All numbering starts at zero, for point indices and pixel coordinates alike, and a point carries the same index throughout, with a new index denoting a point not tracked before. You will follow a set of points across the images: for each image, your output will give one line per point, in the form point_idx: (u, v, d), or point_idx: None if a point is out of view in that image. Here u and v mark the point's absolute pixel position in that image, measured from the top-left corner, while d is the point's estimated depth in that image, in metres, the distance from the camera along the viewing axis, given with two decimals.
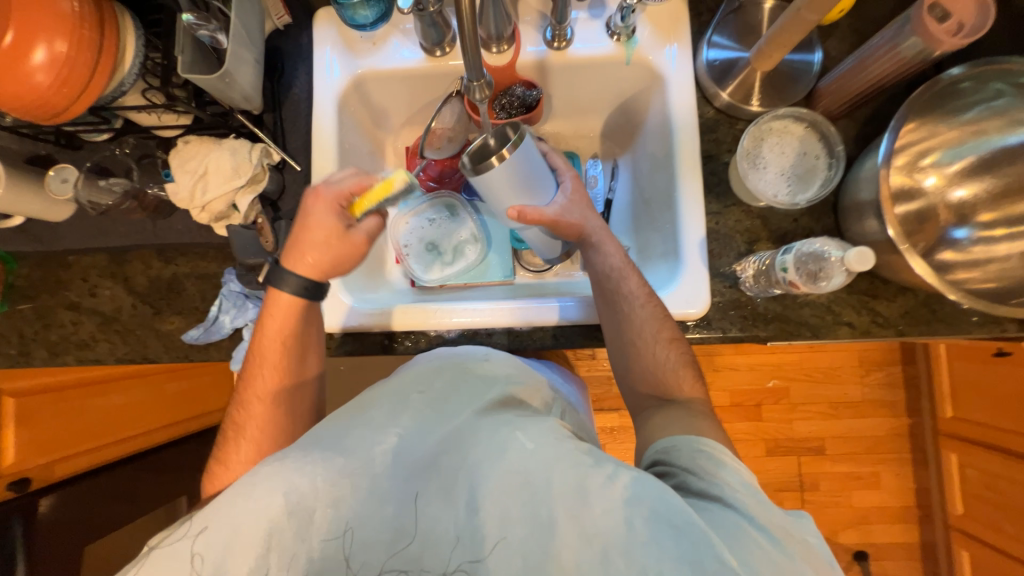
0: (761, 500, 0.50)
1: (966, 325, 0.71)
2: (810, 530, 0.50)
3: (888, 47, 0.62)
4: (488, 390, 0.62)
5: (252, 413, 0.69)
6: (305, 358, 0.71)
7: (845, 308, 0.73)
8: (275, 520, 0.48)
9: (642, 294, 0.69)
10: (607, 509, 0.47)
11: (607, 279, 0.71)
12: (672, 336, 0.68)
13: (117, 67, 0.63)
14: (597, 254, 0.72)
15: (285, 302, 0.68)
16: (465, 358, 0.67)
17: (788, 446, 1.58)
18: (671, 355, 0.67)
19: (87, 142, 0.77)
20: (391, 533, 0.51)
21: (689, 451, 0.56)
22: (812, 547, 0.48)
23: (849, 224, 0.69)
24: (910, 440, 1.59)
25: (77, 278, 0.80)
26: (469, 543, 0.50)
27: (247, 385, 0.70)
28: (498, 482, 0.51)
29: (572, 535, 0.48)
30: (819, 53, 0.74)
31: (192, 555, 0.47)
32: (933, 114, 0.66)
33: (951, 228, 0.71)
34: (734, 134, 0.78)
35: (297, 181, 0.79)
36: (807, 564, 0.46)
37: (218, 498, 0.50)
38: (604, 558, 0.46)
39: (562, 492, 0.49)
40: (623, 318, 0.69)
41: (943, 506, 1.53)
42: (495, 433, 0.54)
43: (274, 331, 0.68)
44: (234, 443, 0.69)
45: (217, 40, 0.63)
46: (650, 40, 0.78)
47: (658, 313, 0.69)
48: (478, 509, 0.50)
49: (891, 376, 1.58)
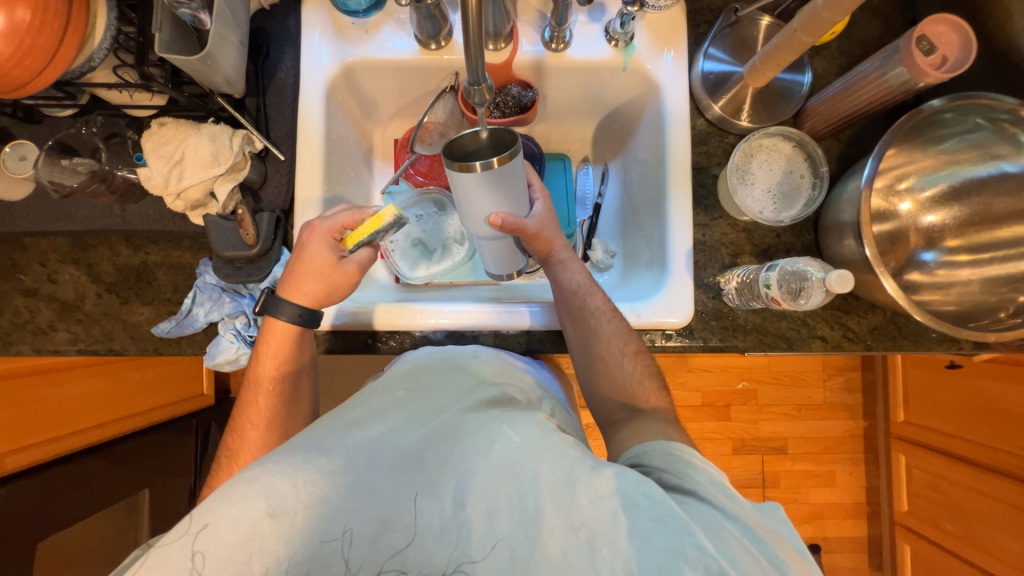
0: (732, 494, 0.51)
1: (927, 342, 0.76)
2: (776, 519, 0.52)
3: (876, 74, 0.64)
4: (477, 391, 0.63)
5: (246, 440, 0.68)
6: (299, 380, 0.71)
7: (819, 322, 0.76)
8: (255, 524, 0.47)
9: (607, 310, 0.72)
10: (592, 499, 0.48)
11: (574, 295, 0.72)
12: (637, 349, 0.70)
13: (87, 39, 0.58)
14: (564, 271, 0.73)
15: (281, 327, 0.68)
16: (457, 357, 0.69)
17: (753, 445, 1.65)
18: (637, 368, 0.69)
19: (49, 117, 0.72)
20: (376, 528, 0.49)
21: (662, 452, 0.56)
22: (780, 535, 0.50)
23: (829, 242, 0.72)
24: (864, 441, 1.68)
25: (35, 261, 0.74)
26: (457, 541, 0.48)
27: (240, 413, 0.69)
28: (486, 476, 0.51)
29: (559, 526, 0.48)
30: (808, 74, 0.76)
31: (192, 554, 0.46)
32: (912, 142, 0.69)
33: (920, 251, 0.75)
34: (724, 148, 0.79)
35: (280, 172, 0.75)
36: (779, 552, 0.48)
37: (210, 496, 0.48)
38: (591, 547, 0.47)
39: (550, 485, 0.49)
40: (590, 333, 0.70)
41: (890, 503, 1.63)
42: (478, 430, 0.56)
43: (270, 357, 0.69)
44: (226, 469, 0.66)
45: (199, 19, 0.58)
46: (648, 48, 0.78)
47: (623, 327, 0.71)
48: (465, 504, 0.50)
49: (850, 381, 1.67)
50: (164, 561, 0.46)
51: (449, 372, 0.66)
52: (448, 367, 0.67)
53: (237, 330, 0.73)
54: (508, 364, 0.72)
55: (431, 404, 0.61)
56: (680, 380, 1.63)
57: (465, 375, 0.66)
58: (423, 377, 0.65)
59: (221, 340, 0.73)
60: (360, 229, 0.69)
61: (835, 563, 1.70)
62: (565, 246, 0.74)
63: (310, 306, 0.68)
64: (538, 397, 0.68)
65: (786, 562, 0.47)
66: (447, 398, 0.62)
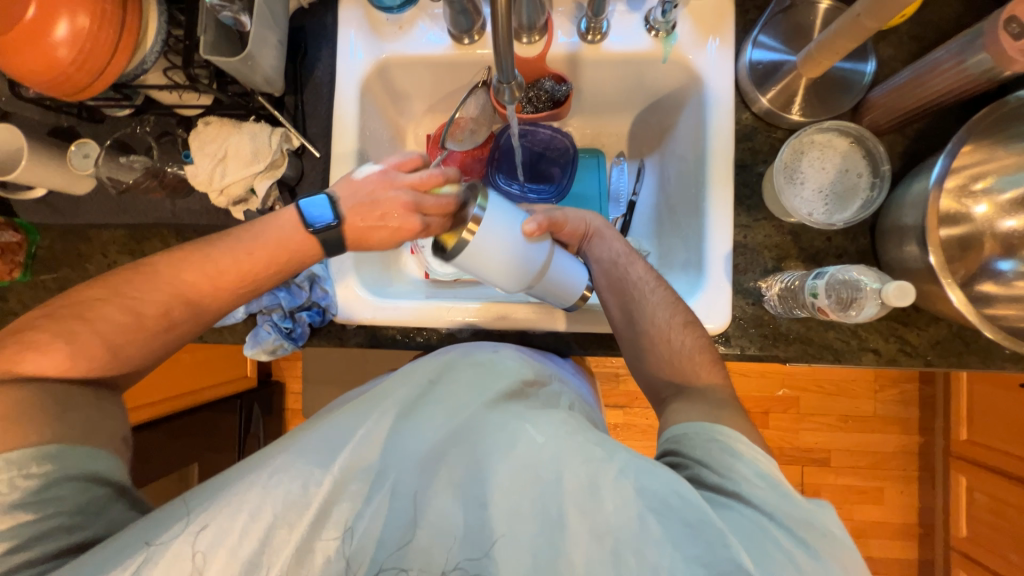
0: (781, 491, 0.49)
1: (999, 359, 0.68)
2: (834, 521, 0.48)
3: (953, 61, 0.58)
4: (497, 379, 0.62)
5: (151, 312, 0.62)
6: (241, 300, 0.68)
7: (872, 333, 0.70)
8: (270, 516, 0.50)
9: (652, 279, 0.70)
10: (619, 506, 0.50)
11: (614, 266, 0.72)
12: (685, 320, 0.66)
13: (140, 43, 0.61)
14: (602, 244, 0.74)
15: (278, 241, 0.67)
16: (477, 352, 0.67)
17: (792, 456, 1.57)
18: (687, 339, 0.65)
19: (109, 117, 0.77)
20: (406, 528, 0.53)
21: (703, 438, 0.54)
22: (838, 540, 0.47)
23: (888, 247, 0.66)
24: (919, 459, 1.56)
25: (98, 252, 0.80)
26: (477, 541, 0.51)
27: (161, 279, 0.63)
28: (507, 477, 0.53)
29: (584, 533, 0.50)
30: (872, 63, 0.69)
31: (194, 555, 0.48)
32: (994, 137, 0.62)
33: (996, 260, 0.67)
34: (771, 144, 0.74)
35: (316, 168, 0.78)
36: (830, 561, 0.45)
37: (209, 496, 0.51)
38: (616, 557, 0.48)
39: (574, 490, 0.51)
40: (633, 303, 0.68)
41: (945, 526, 1.51)
42: (503, 425, 0.57)
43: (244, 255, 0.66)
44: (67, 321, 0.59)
45: (240, 21, 0.61)
46: (690, 37, 0.74)
47: (670, 297, 0.68)
48: (487, 505, 0.52)
49: (906, 393, 1.55)
50: (162, 562, 0.47)
51: (471, 367, 0.64)
52: (470, 363, 0.65)
53: (274, 322, 0.75)
54: (526, 356, 0.69)
55: (467, 394, 0.61)
56: None
57: (487, 371, 0.64)
58: (442, 366, 0.65)
59: (261, 330, 0.76)
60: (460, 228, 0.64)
61: None
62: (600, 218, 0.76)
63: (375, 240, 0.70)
64: (557, 392, 0.65)
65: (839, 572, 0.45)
66: (472, 391, 0.62)
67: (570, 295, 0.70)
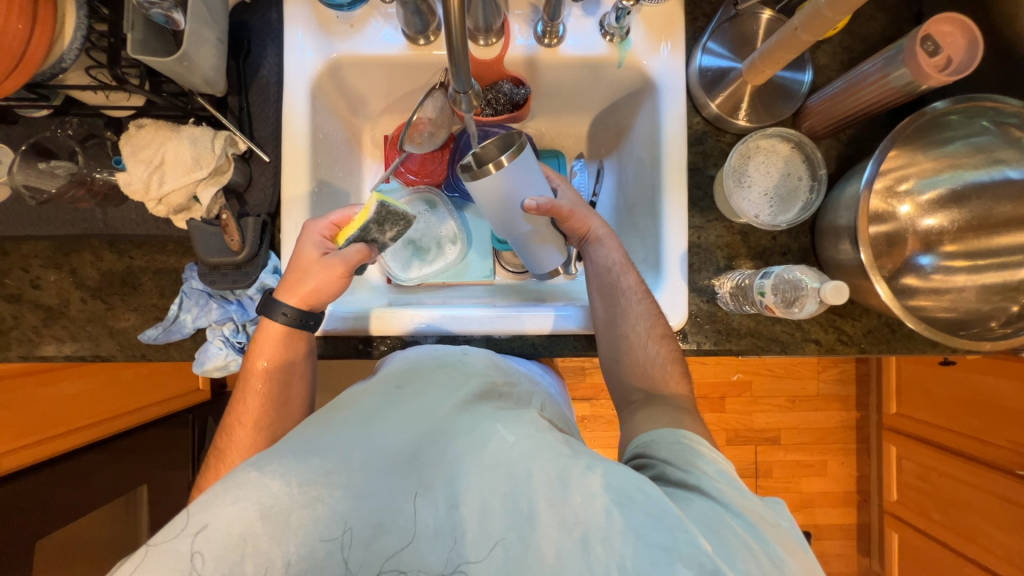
0: (736, 486, 0.53)
1: (921, 343, 0.76)
2: (782, 515, 0.52)
3: (878, 75, 0.62)
4: (467, 383, 0.64)
5: (234, 440, 0.67)
6: (301, 381, 0.70)
7: (814, 325, 0.75)
8: (248, 525, 0.47)
9: (640, 292, 0.71)
10: (586, 497, 0.50)
11: (607, 274, 0.72)
12: (663, 332, 0.70)
13: (56, 40, 0.55)
14: (600, 249, 0.74)
15: (273, 329, 0.67)
16: (446, 355, 0.69)
17: (747, 437, 1.67)
18: (661, 351, 0.69)
19: (24, 117, 0.69)
20: (371, 530, 0.50)
21: (669, 442, 0.58)
22: (785, 531, 0.50)
23: (825, 245, 0.71)
24: (857, 432, 1.70)
25: (17, 266, 0.73)
26: (451, 542, 0.50)
27: (230, 412, 0.68)
28: (479, 475, 0.53)
29: (553, 526, 0.49)
30: (809, 72, 0.73)
31: (191, 555, 0.46)
32: (916, 143, 0.68)
33: (916, 255, 0.74)
34: (721, 147, 0.78)
35: (266, 173, 0.74)
36: (777, 544, 0.48)
37: (203, 495, 0.48)
38: (584, 545, 0.48)
39: (543, 483, 0.51)
40: (620, 311, 0.70)
41: (879, 492, 1.66)
42: (474, 427, 0.57)
43: (261, 357, 0.68)
44: (211, 472, 0.66)
45: (172, 19, 0.55)
46: (643, 43, 0.76)
47: (653, 310, 0.70)
48: (459, 504, 0.52)
49: (845, 373, 1.68)
50: (164, 561, 0.45)
51: (448, 374, 0.65)
52: (436, 363, 0.67)
53: (225, 337, 0.72)
54: (499, 360, 0.72)
55: (445, 399, 0.61)
56: None
57: (454, 370, 0.66)
58: (412, 374, 0.65)
59: (210, 347, 0.72)
60: (351, 225, 0.68)
61: (824, 549, 1.73)
62: (599, 221, 0.75)
63: (300, 307, 0.67)
64: (528, 393, 0.68)
65: (785, 556, 0.47)
66: (444, 397, 0.62)
67: (546, 263, 0.74)
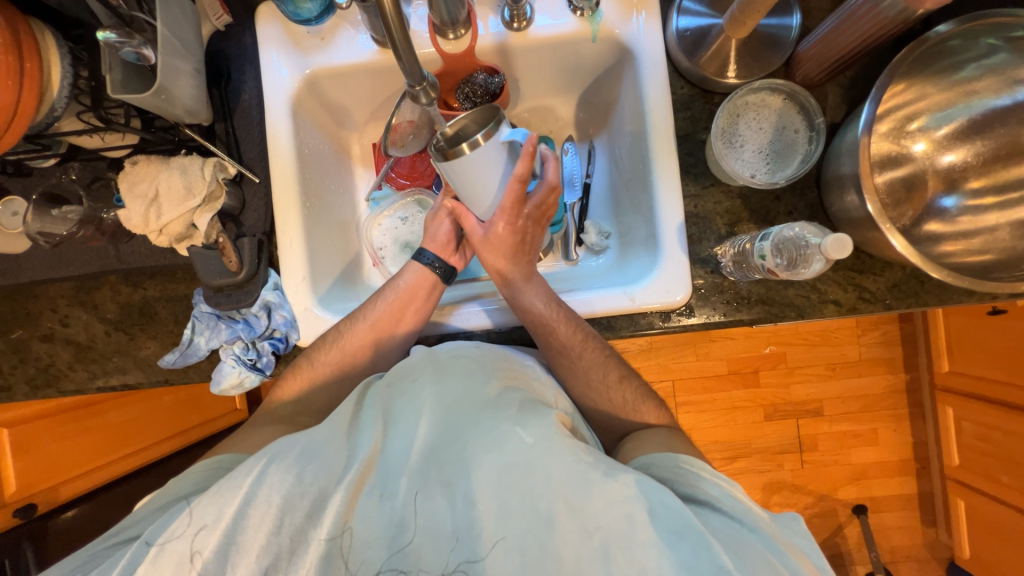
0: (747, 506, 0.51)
1: (955, 293, 0.69)
2: (796, 531, 0.51)
3: (868, 6, 0.58)
4: (486, 377, 0.62)
5: (343, 342, 0.73)
6: (414, 323, 0.76)
7: (831, 285, 0.70)
8: (264, 518, 0.51)
9: (578, 343, 0.70)
10: (608, 503, 0.49)
11: (538, 335, 0.71)
12: (621, 375, 0.72)
13: (45, 91, 0.59)
14: (521, 308, 0.71)
15: (418, 267, 0.78)
16: (460, 348, 0.67)
17: (787, 410, 1.59)
18: (627, 396, 0.71)
19: (36, 168, 0.74)
20: (394, 532, 0.52)
21: (669, 465, 0.58)
22: (801, 549, 0.49)
23: (832, 198, 0.66)
24: (908, 395, 1.60)
25: (47, 308, 0.78)
26: (467, 540, 0.51)
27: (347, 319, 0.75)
28: (496, 476, 0.53)
29: (572, 531, 0.49)
30: (797, 16, 0.68)
31: (182, 558, 0.49)
32: (921, 74, 0.63)
33: (939, 197, 0.69)
34: (709, 110, 0.74)
35: (257, 194, 0.76)
36: (797, 561, 0.47)
37: (208, 494, 0.52)
38: (605, 554, 0.48)
39: (562, 487, 0.51)
40: (568, 370, 0.72)
41: (940, 457, 1.55)
42: (495, 427, 0.56)
43: (393, 287, 0.77)
44: (318, 347, 0.74)
45: (143, 55, 0.58)
46: (616, 12, 0.73)
47: (601, 356, 0.71)
48: (473, 503, 0.52)
49: (888, 334, 1.58)
50: (166, 559, 0.48)
51: (471, 365, 0.64)
52: (453, 358, 0.65)
53: (237, 355, 0.73)
54: (507, 352, 0.69)
55: (464, 398, 0.60)
56: (702, 351, 1.58)
57: (470, 362, 0.64)
58: (430, 371, 0.64)
59: (224, 365, 0.73)
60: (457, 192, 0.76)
61: (885, 522, 1.63)
62: (519, 267, 0.72)
63: (442, 256, 0.79)
64: (543, 384, 0.67)
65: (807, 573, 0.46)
66: (467, 392, 0.60)
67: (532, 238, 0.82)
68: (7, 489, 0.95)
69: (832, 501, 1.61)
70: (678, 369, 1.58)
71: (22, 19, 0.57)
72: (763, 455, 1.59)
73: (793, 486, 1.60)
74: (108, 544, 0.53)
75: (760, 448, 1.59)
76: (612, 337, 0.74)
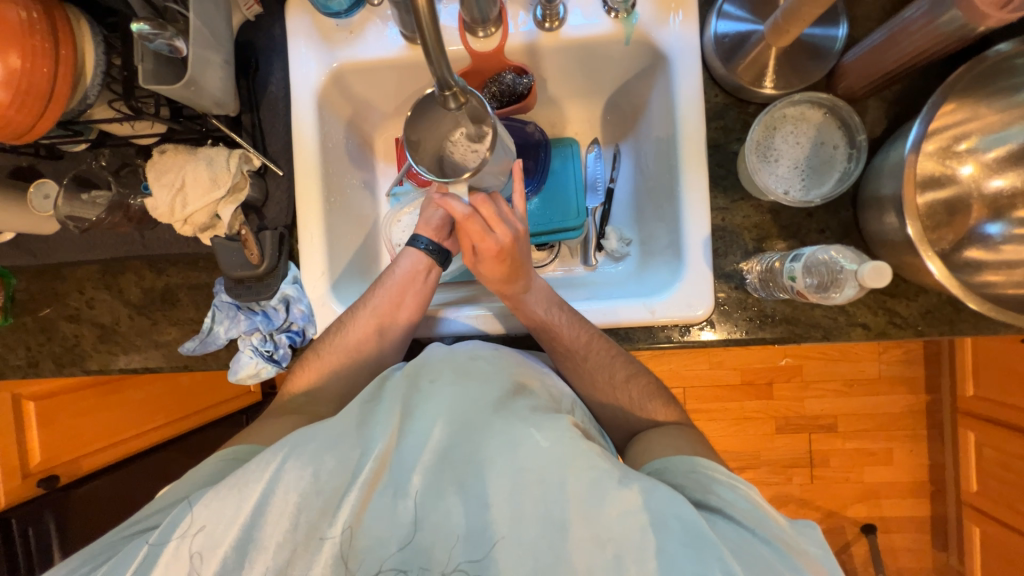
0: (761, 515, 0.50)
1: (992, 324, 0.67)
2: (813, 540, 0.50)
3: (923, 21, 0.54)
4: (501, 379, 0.61)
5: (347, 336, 0.73)
6: (414, 313, 0.75)
7: (860, 308, 0.68)
8: (281, 513, 0.51)
9: (582, 344, 0.69)
10: (620, 513, 0.49)
11: (544, 336, 0.71)
12: (639, 393, 0.71)
13: (79, 79, 0.59)
14: (525, 312, 0.71)
15: (416, 256, 0.76)
16: (475, 350, 0.66)
17: (799, 424, 1.56)
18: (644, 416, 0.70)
19: (68, 151, 0.75)
20: (406, 530, 0.52)
21: (684, 469, 0.57)
22: (812, 556, 0.48)
23: (869, 220, 0.64)
24: (928, 416, 1.55)
25: (74, 289, 0.80)
26: (477, 541, 0.51)
27: (348, 310, 0.75)
28: (511, 480, 0.52)
29: (586, 540, 0.49)
30: (844, 27, 0.65)
31: (192, 555, 0.50)
32: (976, 93, 0.60)
33: (983, 224, 0.66)
34: (743, 120, 0.72)
35: (280, 188, 0.76)
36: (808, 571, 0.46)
37: (209, 496, 0.52)
38: (618, 563, 0.47)
39: (576, 494, 0.50)
40: (573, 373, 0.71)
41: (956, 482, 1.51)
42: (509, 427, 0.55)
43: (392, 275, 0.75)
44: (326, 343, 0.74)
45: (176, 47, 0.57)
46: (652, 14, 0.71)
47: (608, 355, 0.70)
48: (487, 506, 0.52)
49: (911, 353, 1.53)
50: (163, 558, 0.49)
51: (488, 368, 0.63)
52: (467, 360, 0.64)
53: (254, 346, 0.74)
54: (524, 358, 0.69)
55: (478, 398, 0.59)
56: (715, 358, 1.56)
57: (486, 364, 0.63)
58: (446, 369, 0.62)
59: (241, 355, 0.74)
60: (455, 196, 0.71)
61: (893, 543, 1.60)
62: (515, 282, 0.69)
63: (435, 239, 0.77)
64: (560, 389, 0.67)
65: None
66: (482, 394, 0.59)
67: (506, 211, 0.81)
68: (34, 460, 1.00)
69: (840, 518, 1.59)
70: (690, 376, 1.57)
71: (59, 5, 0.57)
72: (770, 468, 1.57)
73: (801, 501, 1.58)
74: (121, 536, 0.54)
75: (768, 461, 1.57)
76: (629, 349, 0.73)
